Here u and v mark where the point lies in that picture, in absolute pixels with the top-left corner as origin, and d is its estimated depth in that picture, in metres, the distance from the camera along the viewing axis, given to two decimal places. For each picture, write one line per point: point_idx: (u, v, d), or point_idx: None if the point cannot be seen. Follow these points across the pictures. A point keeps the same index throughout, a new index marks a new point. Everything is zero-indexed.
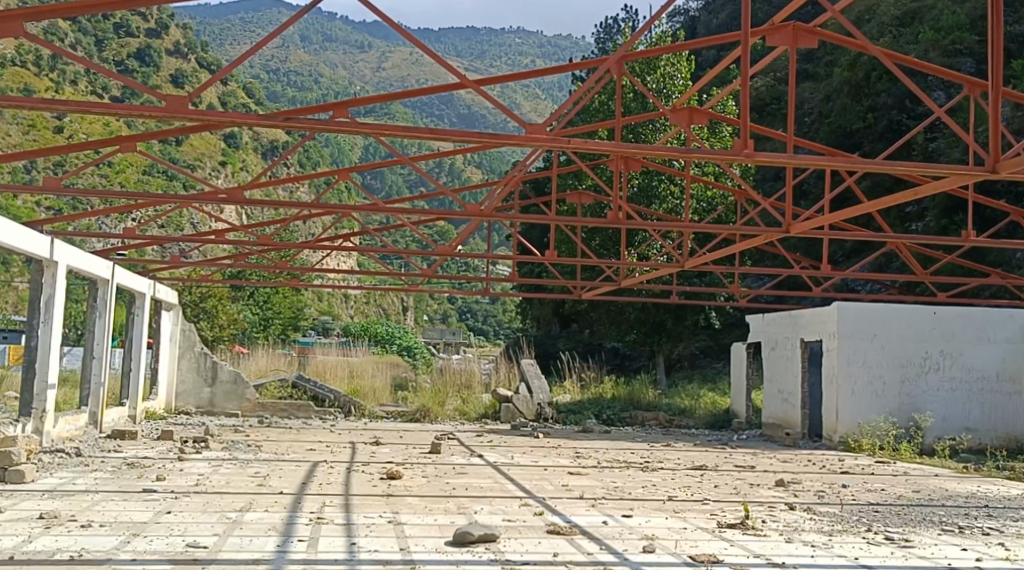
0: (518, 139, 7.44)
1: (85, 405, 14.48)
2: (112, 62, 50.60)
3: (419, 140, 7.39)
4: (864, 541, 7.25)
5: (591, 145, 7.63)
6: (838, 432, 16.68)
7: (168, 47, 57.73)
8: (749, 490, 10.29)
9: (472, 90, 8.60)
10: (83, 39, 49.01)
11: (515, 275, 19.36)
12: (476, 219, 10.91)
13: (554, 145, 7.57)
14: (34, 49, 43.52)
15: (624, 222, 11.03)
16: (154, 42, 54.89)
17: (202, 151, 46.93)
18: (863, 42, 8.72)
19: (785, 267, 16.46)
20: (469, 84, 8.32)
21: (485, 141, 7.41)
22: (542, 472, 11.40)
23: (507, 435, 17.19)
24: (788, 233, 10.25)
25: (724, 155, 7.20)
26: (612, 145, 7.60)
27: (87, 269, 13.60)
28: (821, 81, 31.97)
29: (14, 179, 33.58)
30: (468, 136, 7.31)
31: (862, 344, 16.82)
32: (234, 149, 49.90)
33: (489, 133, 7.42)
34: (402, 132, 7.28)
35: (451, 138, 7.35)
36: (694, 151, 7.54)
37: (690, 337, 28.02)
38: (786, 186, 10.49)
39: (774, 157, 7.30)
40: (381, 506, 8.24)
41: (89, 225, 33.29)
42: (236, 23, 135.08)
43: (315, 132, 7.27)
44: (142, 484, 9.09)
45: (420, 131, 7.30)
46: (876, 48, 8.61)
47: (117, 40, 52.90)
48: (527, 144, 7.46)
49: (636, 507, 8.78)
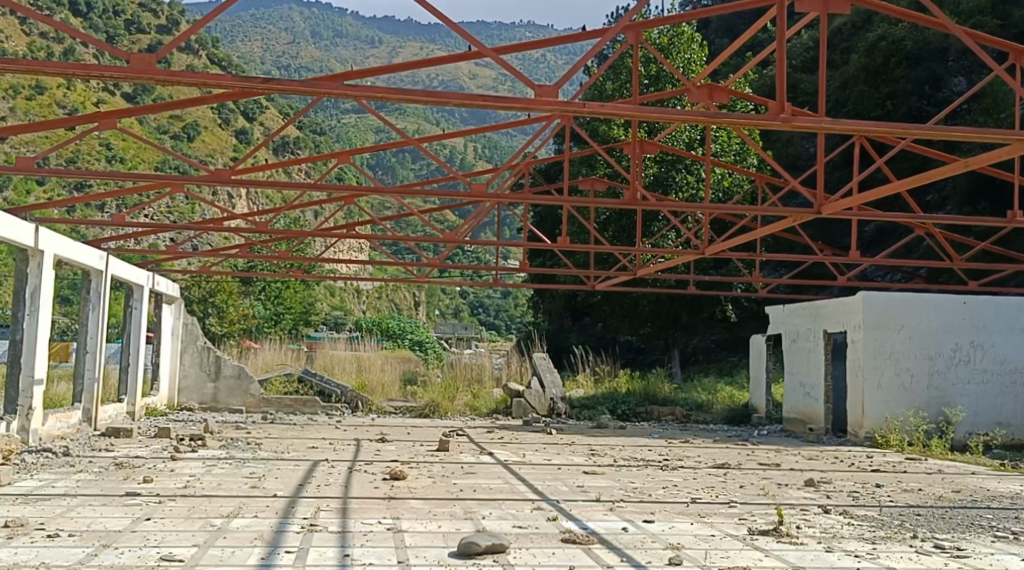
0: (524, 101, 6.87)
1: (78, 401, 13.90)
2: None
3: (415, 104, 6.82)
4: (913, 551, 6.58)
5: (606, 108, 7.11)
6: (864, 428, 15.96)
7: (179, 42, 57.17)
8: (776, 490, 9.62)
9: (487, 58, 7.97)
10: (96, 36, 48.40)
11: (526, 265, 18.64)
12: (479, 198, 10.24)
13: (565, 111, 6.98)
14: (46, 47, 43.13)
15: (641, 203, 10.30)
16: (165, 38, 54.32)
17: (213, 146, 46.36)
18: (942, 18, 8.48)
19: (808, 254, 15.68)
20: (481, 49, 7.72)
21: (489, 104, 6.85)
22: (555, 471, 10.76)
23: (519, 432, 16.56)
24: (819, 213, 9.54)
25: (759, 119, 6.71)
26: (629, 109, 7.09)
27: (78, 258, 13.03)
28: (839, 67, 31.18)
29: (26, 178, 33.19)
30: (468, 99, 6.75)
31: (889, 336, 16.08)
32: (246, 145, 49.35)
33: (492, 96, 6.82)
34: (396, 95, 6.72)
35: (450, 101, 6.77)
36: (723, 115, 7.12)
37: (706, 329, 27.30)
38: (816, 164, 9.76)
39: (814, 122, 6.75)
40: (381, 511, 7.60)
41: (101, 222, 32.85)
42: (248, 19, 134.43)
43: (301, 94, 6.78)
44: (126, 487, 8.47)
45: (415, 92, 6.72)
46: (957, 26, 8.46)
47: (129, 36, 52.38)
48: (534, 107, 6.89)
49: (657, 511, 8.11)
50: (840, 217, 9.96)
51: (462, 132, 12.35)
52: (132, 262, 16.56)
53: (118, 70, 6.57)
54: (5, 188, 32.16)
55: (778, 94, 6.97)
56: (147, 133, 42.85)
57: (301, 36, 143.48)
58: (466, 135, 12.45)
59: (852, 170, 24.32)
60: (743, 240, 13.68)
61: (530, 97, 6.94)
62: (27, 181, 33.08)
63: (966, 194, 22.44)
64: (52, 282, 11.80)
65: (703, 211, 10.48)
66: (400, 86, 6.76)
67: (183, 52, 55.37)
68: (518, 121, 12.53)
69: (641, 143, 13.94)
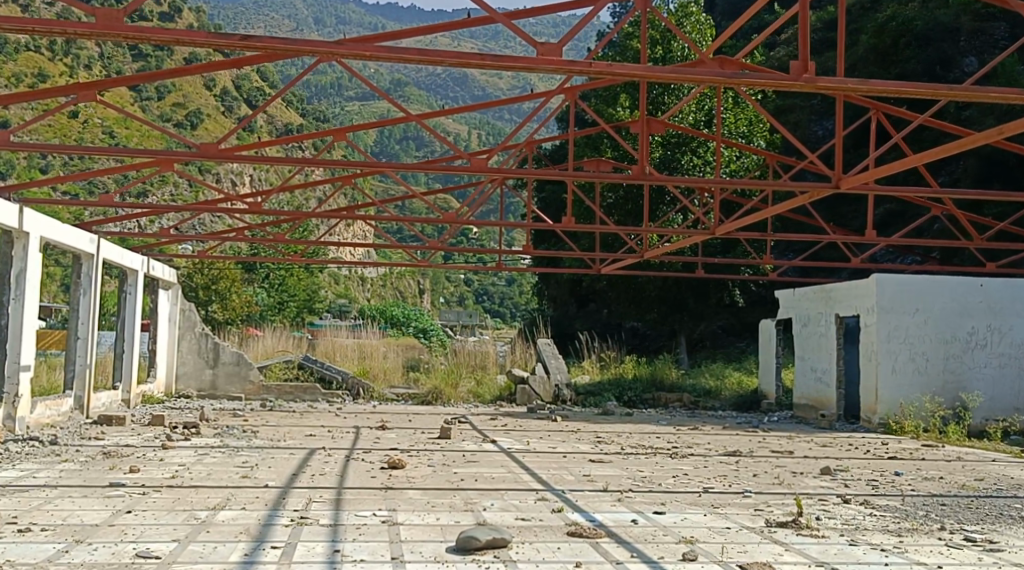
0: (526, 60, 6.46)
1: (70, 388, 13.46)
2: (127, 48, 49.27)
3: (408, 63, 6.43)
4: (944, 544, 6.16)
5: (614, 68, 6.71)
6: (878, 413, 15.55)
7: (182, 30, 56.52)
8: (792, 479, 9.21)
9: (499, 24, 7.56)
10: None
11: (530, 249, 18.15)
12: (480, 172, 9.72)
13: (572, 70, 6.57)
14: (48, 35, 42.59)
15: (648, 178, 9.84)
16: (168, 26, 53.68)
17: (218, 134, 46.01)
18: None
19: (820, 234, 15.20)
20: (493, 14, 7.30)
21: (488, 64, 6.46)
22: (560, 459, 10.35)
23: (524, 419, 16.16)
24: (838, 187, 9.09)
25: (783, 80, 6.64)
26: (642, 68, 6.68)
27: (66, 242, 12.64)
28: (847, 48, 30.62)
29: (29, 168, 32.76)
30: (464, 58, 6.37)
31: (903, 319, 15.64)
32: (249, 133, 48.85)
33: (490, 56, 6.43)
34: (385, 54, 6.35)
35: (446, 60, 6.38)
36: (738, 75, 6.81)
37: (713, 315, 26.89)
38: (834, 136, 9.31)
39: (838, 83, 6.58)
40: (376, 503, 7.18)
41: (105, 211, 32.44)
42: (253, 7, 133.70)
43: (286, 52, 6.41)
44: (110, 478, 8.06)
45: (406, 51, 6.32)
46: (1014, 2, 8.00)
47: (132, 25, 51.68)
48: (537, 66, 6.50)
49: (667, 501, 7.71)
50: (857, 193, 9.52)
51: (465, 107, 11.80)
52: (126, 246, 16.17)
53: (83, 27, 6.23)
54: (6, 176, 31.77)
55: (803, 47, 6.70)
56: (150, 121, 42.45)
57: (305, 24, 142.81)
58: (469, 110, 11.90)
59: (862, 153, 23.84)
60: (752, 220, 13.20)
61: (534, 55, 6.55)
62: (29, 170, 32.71)
63: (977, 176, 21.91)
64: (39, 265, 11.41)
65: (715, 185, 10.01)
66: (390, 45, 6.36)
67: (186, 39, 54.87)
68: (520, 97, 12.00)
69: (648, 120, 13.46)
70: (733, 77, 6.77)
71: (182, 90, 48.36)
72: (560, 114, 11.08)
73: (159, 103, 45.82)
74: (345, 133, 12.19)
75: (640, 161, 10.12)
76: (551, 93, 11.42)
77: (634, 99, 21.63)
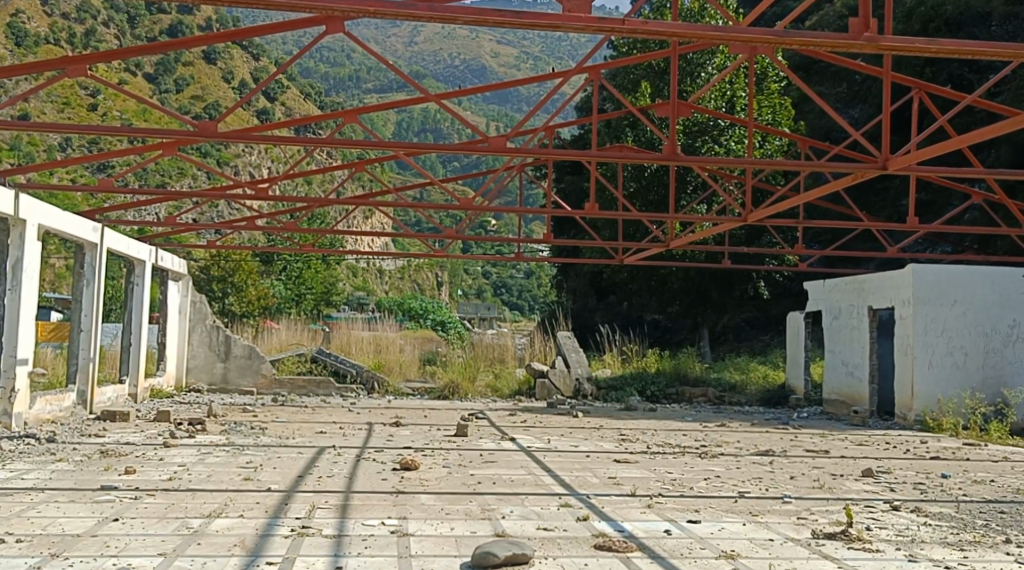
0: (553, 17, 5.91)
1: (72, 383, 12.98)
2: (145, 40, 48.74)
3: (419, 21, 5.87)
4: (1010, 561, 5.55)
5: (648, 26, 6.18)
6: (914, 410, 14.91)
7: (201, 22, 55.87)
8: (833, 482, 8.58)
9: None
10: (116, 17, 47.17)
11: (550, 237, 17.44)
12: (500, 152, 8.97)
13: (603, 28, 6.05)
14: (67, 28, 42.17)
15: (680, 157, 9.14)
16: (187, 18, 53.19)
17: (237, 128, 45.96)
18: None
19: (854, 221, 14.49)
20: None
21: (509, 21, 5.91)
22: (583, 459, 9.77)
23: (544, 415, 15.57)
24: (886, 168, 8.41)
25: (844, 39, 6.27)
26: (683, 27, 6.11)
27: (65, 230, 12.15)
28: None
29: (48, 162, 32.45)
30: (480, 14, 5.83)
31: (941, 311, 14.94)
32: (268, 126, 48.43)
33: (511, 12, 5.88)
34: (392, 8, 5.79)
35: (462, 16, 5.83)
36: (790, 33, 6.32)
37: (736, 308, 26.20)
38: (881, 114, 8.63)
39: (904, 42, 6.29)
40: (385, 510, 6.60)
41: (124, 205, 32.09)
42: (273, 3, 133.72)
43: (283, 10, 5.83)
44: (102, 481, 7.52)
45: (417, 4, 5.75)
46: None
47: (150, 18, 51.13)
48: (564, 24, 5.94)
49: (701, 508, 7.10)
50: (904, 175, 8.85)
51: (486, 87, 11.05)
52: (133, 236, 15.69)
53: None
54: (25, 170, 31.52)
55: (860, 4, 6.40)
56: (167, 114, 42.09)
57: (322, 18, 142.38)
58: (489, 91, 11.16)
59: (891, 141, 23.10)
60: (781, 207, 12.50)
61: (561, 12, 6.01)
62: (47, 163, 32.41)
63: (1012, 165, 21.13)
64: (36, 253, 10.90)
65: (751, 166, 9.28)
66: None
67: (205, 31, 54.41)
68: (540, 77, 11.29)
69: (674, 104, 12.78)
70: (784, 35, 6.29)
71: (200, 83, 48.00)
72: (585, 93, 10.41)
73: (177, 96, 45.51)
74: (358, 115, 11.41)
75: (669, 141, 9.43)
76: (575, 71, 10.72)
77: (655, 86, 21.04)
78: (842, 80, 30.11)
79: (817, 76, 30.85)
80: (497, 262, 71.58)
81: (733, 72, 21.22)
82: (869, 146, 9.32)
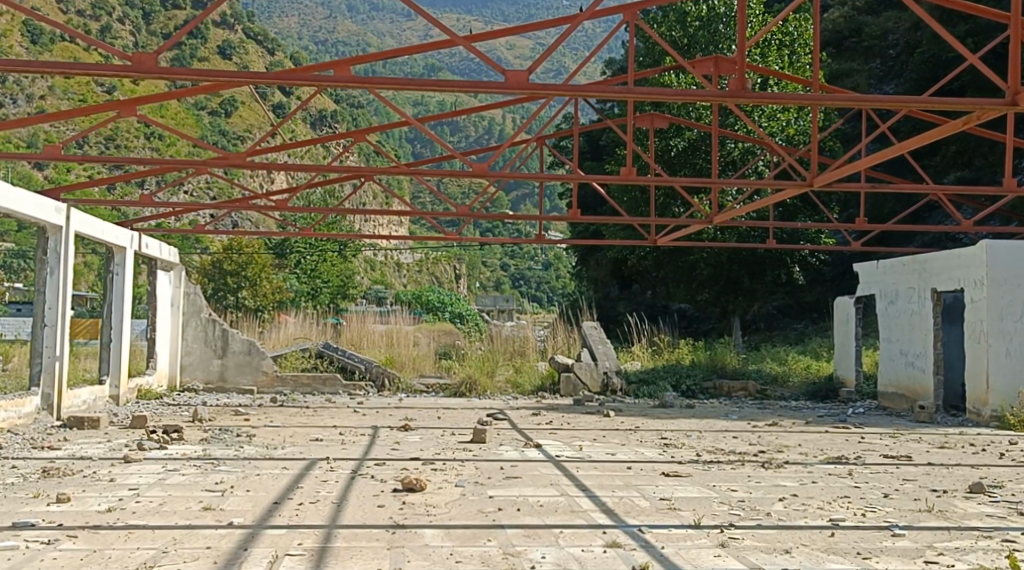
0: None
1: (35, 385, 11.38)
2: (160, 36, 46.88)
3: None
4: None
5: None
6: (990, 405, 13.14)
7: (216, 17, 53.35)
8: (942, 504, 6.83)
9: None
10: (132, 13, 45.45)
11: (576, 211, 15.59)
12: (525, 88, 7.06)
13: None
14: (81, 24, 40.70)
15: (746, 95, 7.35)
16: (203, 14, 51.43)
17: (251, 123, 44.63)
18: None
19: (924, 189, 12.70)
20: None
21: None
22: (624, 473, 8.11)
23: (571, 415, 13.95)
24: (1018, 104, 6.70)
25: None
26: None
27: (20, 210, 10.56)
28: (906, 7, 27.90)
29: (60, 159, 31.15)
30: None
31: (1018, 293, 13.25)
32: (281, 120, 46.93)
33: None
34: None
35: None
36: None
37: (769, 295, 24.51)
38: (1008, 39, 6.90)
39: None
40: (371, 560, 4.93)
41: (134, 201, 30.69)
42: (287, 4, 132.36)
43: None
44: (19, 516, 5.88)
45: None
46: None
47: (164, 12, 48.99)
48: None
49: (790, 547, 5.40)
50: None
51: (503, 31, 9.15)
52: (113, 221, 14.07)
53: None
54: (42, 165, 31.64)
55: None
56: (182, 110, 40.68)
57: (338, 13, 140.79)
58: (507, 37, 9.25)
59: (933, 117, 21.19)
60: (847, 170, 10.78)
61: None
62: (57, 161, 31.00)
63: None
64: None
65: (832, 105, 7.49)
66: None
67: (220, 26, 52.92)
68: (564, 21, 9.46)
69: (713, 59, 10.90)
70: None
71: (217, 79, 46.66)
72: (625, 30, 8.53)
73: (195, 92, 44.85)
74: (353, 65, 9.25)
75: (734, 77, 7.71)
76: (602, 9, 8.88)
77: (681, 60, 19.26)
78: (874, 55, 28.20)
79: (848, 52, 28.97)
80: (517, 254, 69.70)
81: (760, 44, 19.49)
82: (987, 75, 7.57)
